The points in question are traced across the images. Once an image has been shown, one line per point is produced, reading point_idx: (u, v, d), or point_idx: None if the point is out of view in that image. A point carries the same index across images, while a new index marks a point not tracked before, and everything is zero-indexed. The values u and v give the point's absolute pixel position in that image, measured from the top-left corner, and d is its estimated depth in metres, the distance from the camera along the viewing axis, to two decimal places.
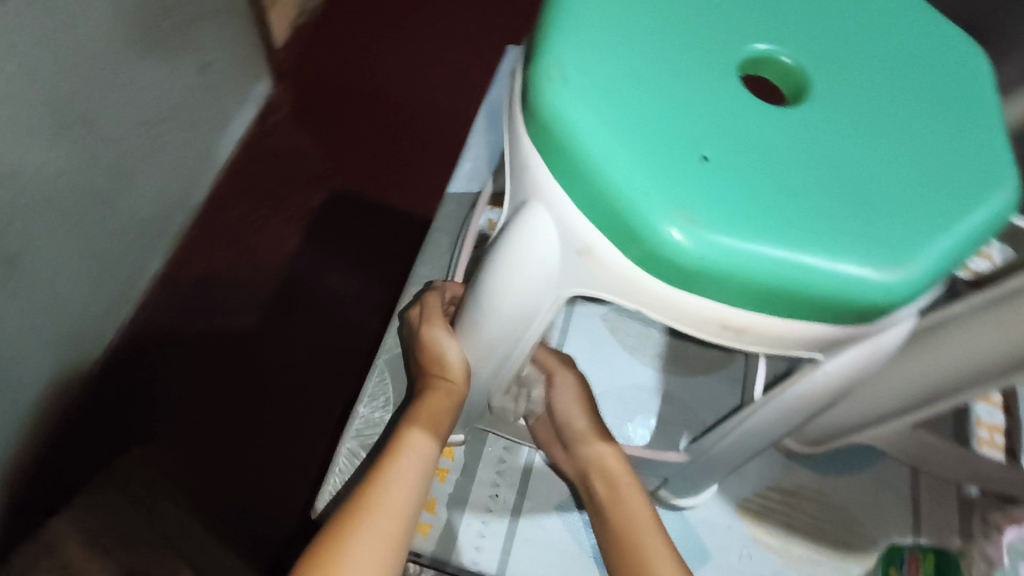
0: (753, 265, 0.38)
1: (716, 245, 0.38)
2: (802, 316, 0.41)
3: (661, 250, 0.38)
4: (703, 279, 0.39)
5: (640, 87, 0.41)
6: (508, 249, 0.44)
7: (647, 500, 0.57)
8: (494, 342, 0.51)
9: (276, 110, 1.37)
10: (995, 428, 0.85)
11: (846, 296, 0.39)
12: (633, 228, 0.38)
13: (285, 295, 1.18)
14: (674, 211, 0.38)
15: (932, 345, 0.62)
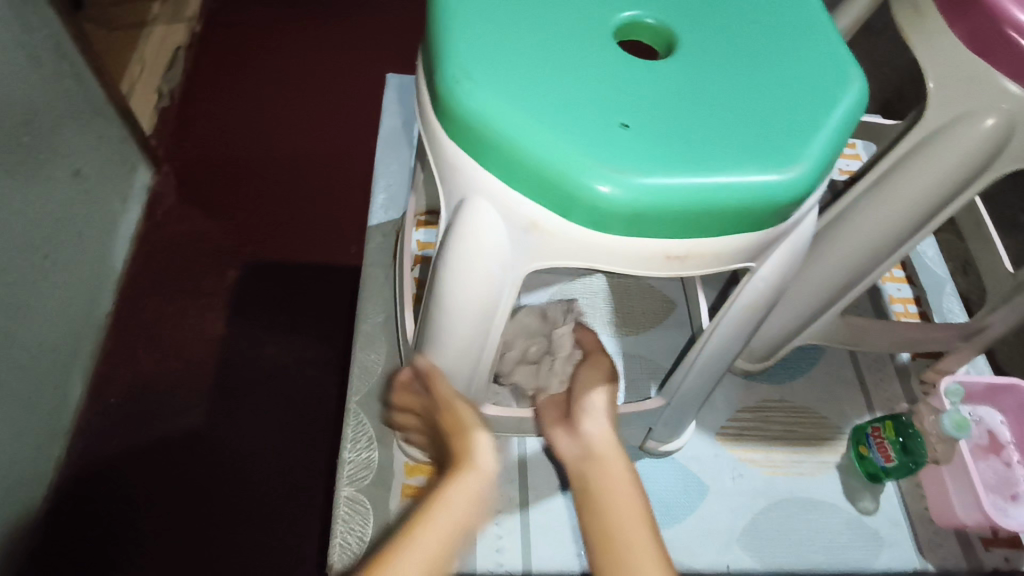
0: (680, 197, 0.41)
1: (647, 188, 0.41)
2: (734, 231, 0.44)
3: (597, 205, 0.41)
4: (640, 222, 0.42)
5: (533, 70, 0.44)
6: (460, 242, 0.46)
7: (638, 494, 0.48)
8: (465, 331, 0.53)
9: (162, 199, 1.41)
10: (907, 300, 1.01)
11: (768, 202, 0.42)
12: (569, 192, 0.41)
13: (224, 375, 1.20)
14: (599, 167, 0.40)
15: (834, 238, 0.71)
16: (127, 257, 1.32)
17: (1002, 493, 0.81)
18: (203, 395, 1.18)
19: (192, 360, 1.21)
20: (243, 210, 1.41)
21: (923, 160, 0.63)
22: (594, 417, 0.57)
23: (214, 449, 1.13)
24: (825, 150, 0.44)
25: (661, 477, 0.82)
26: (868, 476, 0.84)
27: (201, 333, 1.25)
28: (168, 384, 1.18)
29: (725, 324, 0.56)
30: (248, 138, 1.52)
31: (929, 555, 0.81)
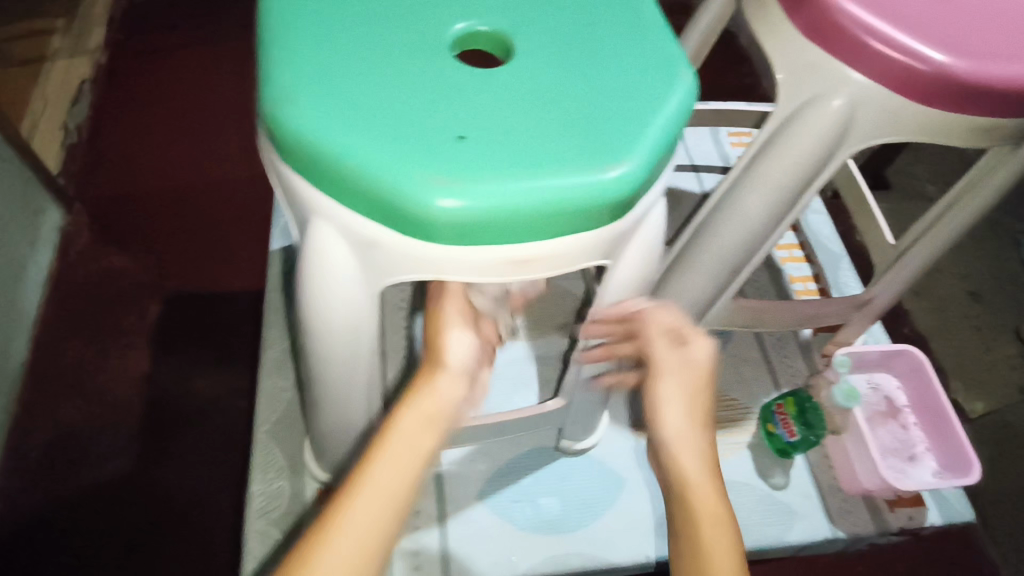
0: (508, 204, 0.42)
1: (474, 198, 0.41)
2: (572, 231, 0.44)
3: (426, 217, 0.41)
4: (473, 230, 0.42)
5: (364, 88, 0.44)
6: (310, 263, 0.46)
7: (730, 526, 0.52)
8: (337, 350, 0.53)
9: (75, 239, 1.26)
10: (806, 279, 1.06)
11: (594, 202, 0.43)
12: (398, 207, 0.41)
13: (154, 418, 1.09)
14: (424, 181, 0.41)
15: (716, 225, 0.72)
16: (40, 300, 1.19)
17: (900, 456, 0.85)
18: (132, 440, 1.06)
19: (118, 405, 1.09)
20: (167, 241, 1.28)
21: (782, 148, 0.64)
22: (675, 410, 0.57)
23: (142, 501, 1.01)
24: (654, 146, 0.44)
25: (580, 474, 0.83)
26: (778, 452, 0.86)
27: (128, 373, 1.13)
28: (94, 431, 1.07)
29: (601, 320, 0.57)
30: (170, 160, 1.39)
31: (839, 522, 0.84)
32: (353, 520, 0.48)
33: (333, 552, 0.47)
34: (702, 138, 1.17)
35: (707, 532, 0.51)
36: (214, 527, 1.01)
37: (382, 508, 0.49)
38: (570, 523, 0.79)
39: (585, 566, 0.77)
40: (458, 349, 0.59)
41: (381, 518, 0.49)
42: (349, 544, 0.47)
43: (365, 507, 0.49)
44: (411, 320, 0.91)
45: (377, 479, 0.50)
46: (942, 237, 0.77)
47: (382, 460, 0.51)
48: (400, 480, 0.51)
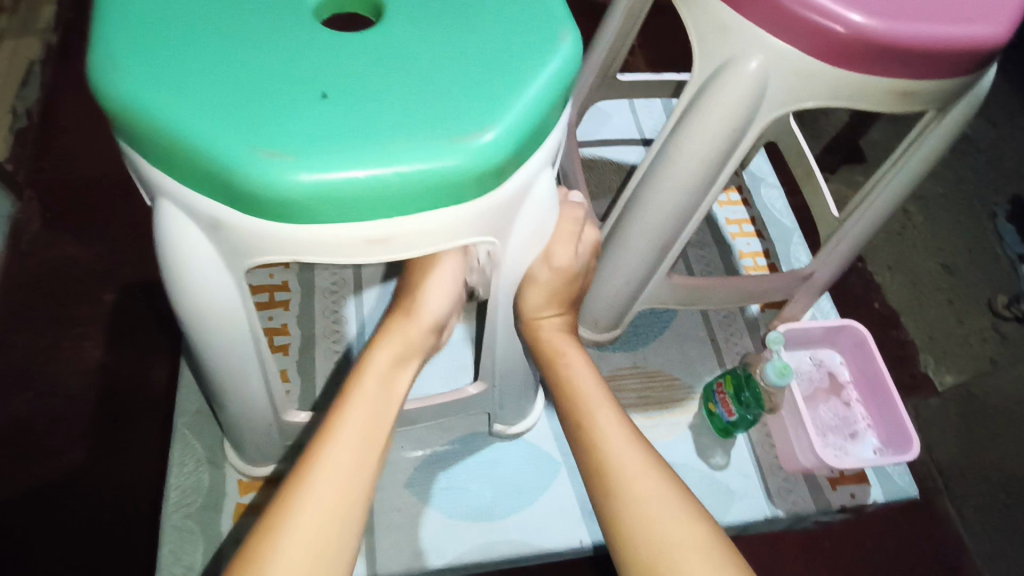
0: (350, 174, 0.38)
1: (313, 170, 0.38)
2: (432, 206, 0.41)
3: (261, 189, 0.38)
4: (316, 205, 0.39)
5: (206, 53, 0.41)
6: (163, 243, 0.43)
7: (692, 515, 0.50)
8: (208, 337, 0.50)
9: (25, 226, 1.19)
10: (756, 254, 1.03)
11: (450, 172, 0.40)
12: (231, 181, 0.38)
13: (107, 411, 1.04)
14: (256, 152, 0.38)
15: (642, 200, 0.69)
16: None
17: (841, 433, 0.83)
18: (84, 432, 1.01)
19: (76, 398, 1.04)
20: (122, 228, 1.20)
21: (699, 113, 0.61)
22: (591, 387, 0.58)
23: (91, 494, 0.97)
24: (522, 113, 0.41)
25: (513, 459, 0.80)
26: (720, 432, 0.85)
27: (78, 361, 1.07)
28: (43, 424, 1.02)
29: (502, 304, 0.54)
30: None
31: (779, 502, 0.82)
32: (322, 491, 0.47)
33: (299, 523, 0.45)
34: (654, 110, 1.13)
35: (654, 509, 0.49)
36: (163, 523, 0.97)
37: (351, 475, 0.49)
38: (501, 509, 0.77)
39: (515, 553, 0.75)
40: (436, 299, 0.62)
41: (352, 479, 0.49)
42: (316, 512, 0.46)
43: (331, 479, 0.48)
44: (342, 301, 0.88)
45: (341, 446, 0.50)
46: (879, 210, 0.74)
47: (349, 420, 0.51)
48: (372, 435, 0.51)
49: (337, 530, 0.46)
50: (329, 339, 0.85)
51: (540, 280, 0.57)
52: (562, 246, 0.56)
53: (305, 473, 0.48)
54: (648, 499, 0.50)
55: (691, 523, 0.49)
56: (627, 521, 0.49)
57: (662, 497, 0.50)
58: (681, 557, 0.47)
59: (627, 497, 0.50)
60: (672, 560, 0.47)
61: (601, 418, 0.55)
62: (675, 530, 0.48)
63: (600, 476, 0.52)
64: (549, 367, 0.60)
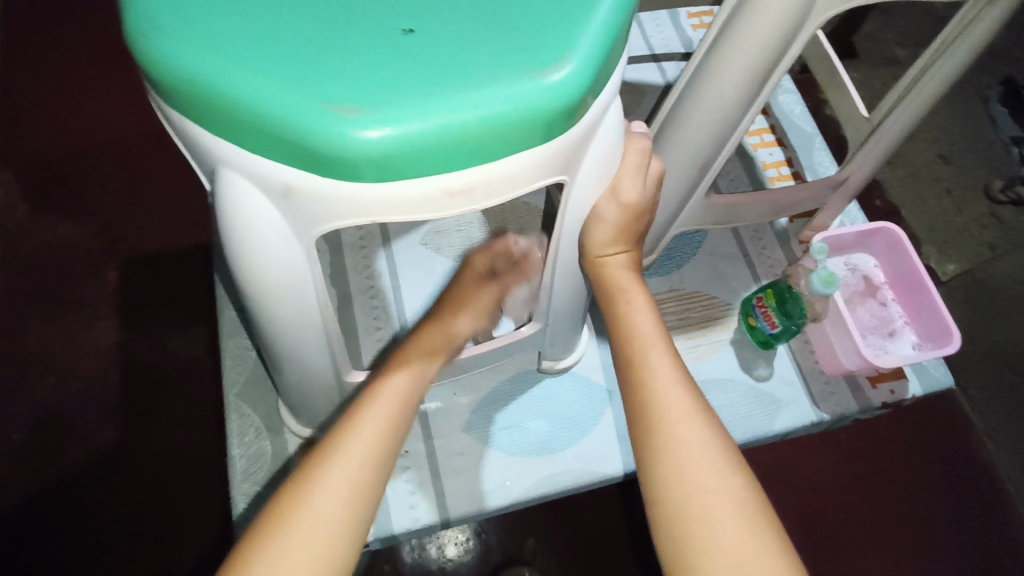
0: (432, 123, 0.36)
1: (394, 122, 0.36)
2: (513, 149, 0.39)
3: (342, 149, 0.36)
4: (399, 161, 0.37)
5: (254, 6, 0.38)
6: (227, 219, 0.42)
7: (730, 466, 0.50)
8: (280, 308, 0.48)
9: (14, 209, 1.14)
10: (779, 164, 1.02)
11: (533, 111, 0.38)
12: (307, 144, 0.36)
13: (136, 387, 1.03)
14: (333, 109, 0.35)
15: (684, 118, 0.66)
16: None
17: (880, 332, 0.85)
18: (121, 409, 1.01)
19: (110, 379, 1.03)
20: (116, 200, 1.15)
21: (742, 21, 0.58)
22: (649, 328, 0.57)
23: (138, 468, 0.98)
24: (598, 38, 0.39)
25: (566, 393, 0.81)
26: (761, 344, 0.86)
27: (98, 341, 1.06)
28: (80, 405, 1.01)
29: (568, 245, 0.52)
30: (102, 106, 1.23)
31: (823, 405, 0.85)
32: (334, 480, 0.47)
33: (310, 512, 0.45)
34: (661, 22, 1.08)
35: (692, 453, 0.50)
36: (214, 490, 0.98)
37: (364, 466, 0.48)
38: (559, 443, 0.79)
39: (578, 482, 0.77)
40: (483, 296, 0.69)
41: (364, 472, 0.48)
42: (326, 503, 0.46)
43: (344, 470, 0.47)
44: (373, 255, 0.86)
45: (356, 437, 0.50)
46: (920, 103, 0.73)
47: (370, 415, 0.51)
48: (392, 430, 0.52)
49: (350, 520, 0.46)
50: (367, 296, 0.84)
51: (608, 219, 0.50)
52: (631, 180, 0.50)
53: (321, 466, 0.48)
54: (689, 443, 0.50)
55: (728, 470, 0.50)
56: (671, 461, 0.50)
57: (704, 444, 0.50)
58: (714, 504, 0.48)
59: (667, 438, 0.51)
60: (705, 506, 0.48)
61: (653, 358, 0.55)
62: (710, 478, 0.49)
63: (647, 414, 0.53)
64: (608, 305, 0.60)
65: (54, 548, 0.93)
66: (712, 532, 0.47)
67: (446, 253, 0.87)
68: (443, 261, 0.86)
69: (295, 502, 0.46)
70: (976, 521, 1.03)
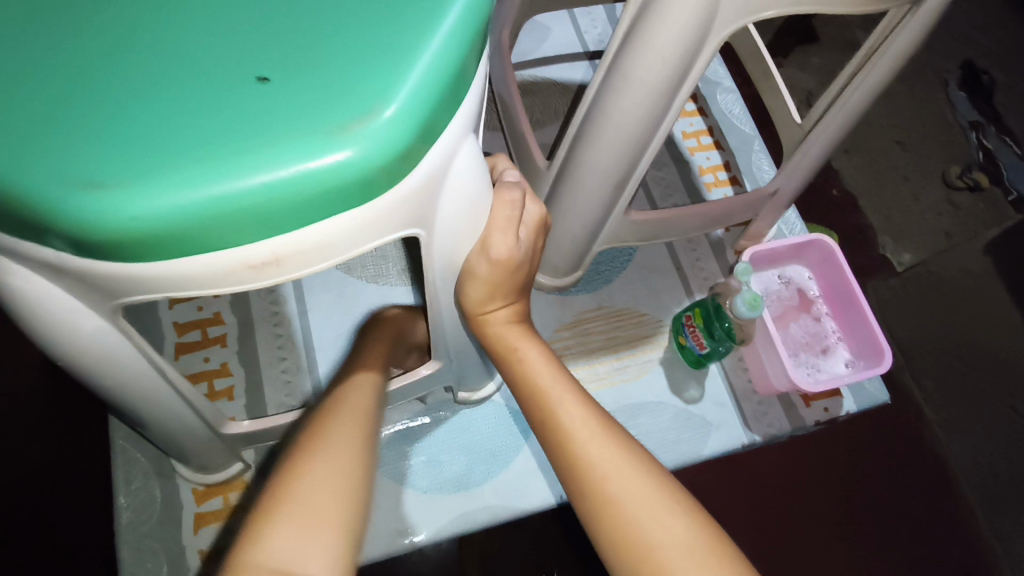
0: (220, 194, 0.31)
1: (172, 195, 0.30)
2: (329, 214, 0.34)
3: (113, 230, 0.30)
4: (185, 235, 0.32)
5: (23, 64, 0.32)
6: (8, 294, 0.36)
7: (676, 513, 0.47)
8: (110, 378, 0.43)
9: None
10: (717, 169, 0.97)
11: (343, 172, 0.32)
12: (69, 227, 0.30)
13: None
14: (102, 185, 0.30)
15: (589, 141, 0.62)
16: None
17: (813, 350, 0.81)
18: None
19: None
20: None
21: (642, 35, 0.53)
22: (548, 378, 0.53)
23: None
24: (429, 79, 0.33)
25: (483, 423, 0.77)
26: (692, 364, 0.82)
27: None
28: None
29: (440, 295, 0.48)
30: None
31: (755, 426, 0.81)
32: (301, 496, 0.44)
33: (300, 494, 0.45)
34: (596, 17, 1.02)
35: (634, 507, 0.47)
36: None
37: (335, 482, 0.46)
38: (476, 477, 0.74)
39: (494, 519, 0.72)
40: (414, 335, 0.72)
41: (340, 486, 0.46)
42: (324, 483, 0.46)
43: (314, 485, 0.45)
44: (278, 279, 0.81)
45: (339, 427, 0.51)
46: (849, 112, 0.69)
47: (346, 406, 0.53)
48: (365, 428, 0.52)
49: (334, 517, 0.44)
50: (271, 324, 0.78)
51: (480, 275, 0.46)
52: (503, 233, 0.45)
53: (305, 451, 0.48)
54: (630, 497, 0.47)
55: (671, 518, 0.46)
56: (615, 523, 0.47)
57: (644, 495, 0.47)
58: (665, 558, 0.45)
59: (607, 500, 0.47)
60: (657, 559, 0.45)
61: (565, 414, 0.51)
62: (658, 527, 0.46)
63: (578, 484, 0.49)
64: (506, 363, 0.55)
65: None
66: None
67: (358, 275, 0.81)
68: (354, 283, 0.81)
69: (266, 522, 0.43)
70: (940, 528, 0.96)
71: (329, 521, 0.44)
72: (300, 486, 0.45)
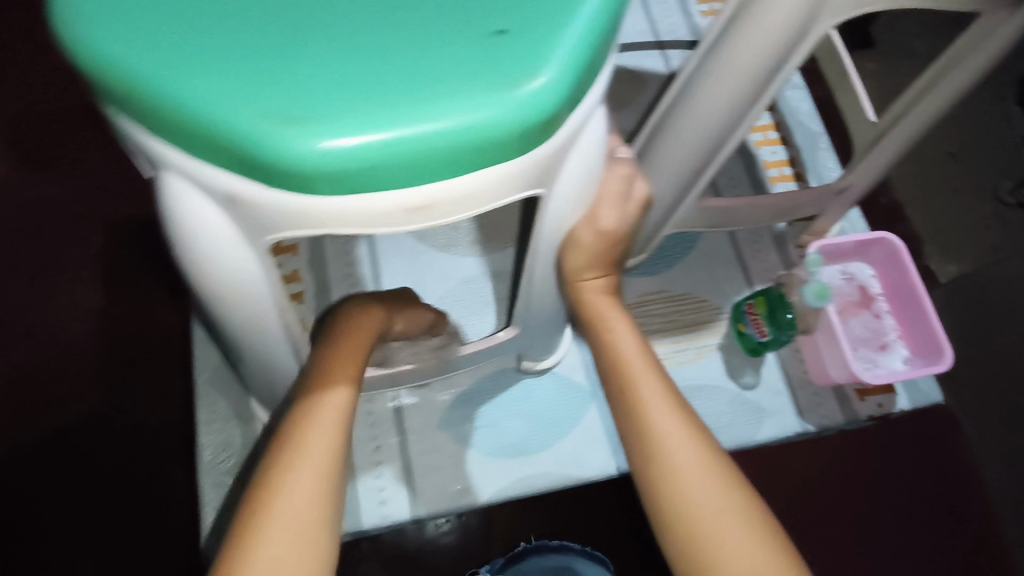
0: (402, 139, 0.34)
1: (359, 137, 0.33)
2: (482, 164, 0.37)
3: (305, 167, 0.33)
4: (362, 176, 0.35)
5: (227, 13, 0.34)
6: (173, 221, 0.39)
7: (731, 484, 0.48)
8: (251, 313, 0.47)
9: None
10: (782, 163, 0.98)
11: (508, 124, 0.35)
12: (268, 163, 0.33)
13: None
14: (299, 120, 0.33)
15: (678, 122, 0.63)
16: None
17: (871, 345, 0.83)
18: None
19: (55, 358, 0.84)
20: None
21: (745, 23, 0.54)
22: (632, 350, 0.55)
23: None
24: (588, 46, 0.36)
25: (544, 393, 0.79)
26: (749, 351, 0.84)
27: None
28: None
29: (541, 260, 0.51)
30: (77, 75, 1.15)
31: (808, 415, 0.84)
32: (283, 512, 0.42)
33: (287, 500, 0.43)
34: (668, 8, 1.03)
35: (691, 476, 0.48)
36: None
37: (312, 497, 0.43)
38: (535, 444, 0.77)
39: (552, 485, 0.75)
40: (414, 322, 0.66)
41: (318, 503, 0.43)
42: (296, 512, 0.42)
43: (290, 502, 0.43)
44: (355, 243, 0.84)
45: (311, 435, 0.46)
46: (929, 112, 0.70)
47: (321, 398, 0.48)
48: (339, 427, 0.47)
49: (317, 540, 0.42)
50: (346, 284, 0.81)
51: (584, 244, 0.49)
52: (611, 207, 0.49)
53: (282, 460, 0.44)
54: (690, 467, 0.49)
55: (727, 486, 0.48)
56: (674, 488, 0.48)
57: (701, 464, 0.49)
58: (717, 524, 0.46)
59: (670, 467, 0.49)
60: (711, 527, 0.46)
61: (639, 381, 0.53)
62: (713, 494, 0.47)
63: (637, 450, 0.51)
64: (592, 330, 0.57)
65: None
66: (719, 552, 0.46)
67: (430, 244, 0.84)
68: (426, 251, 0.84)
69: (249, 542, 0.41)
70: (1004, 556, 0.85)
71: (307, 545, 0.42)
72: (269, 525, 0.42)
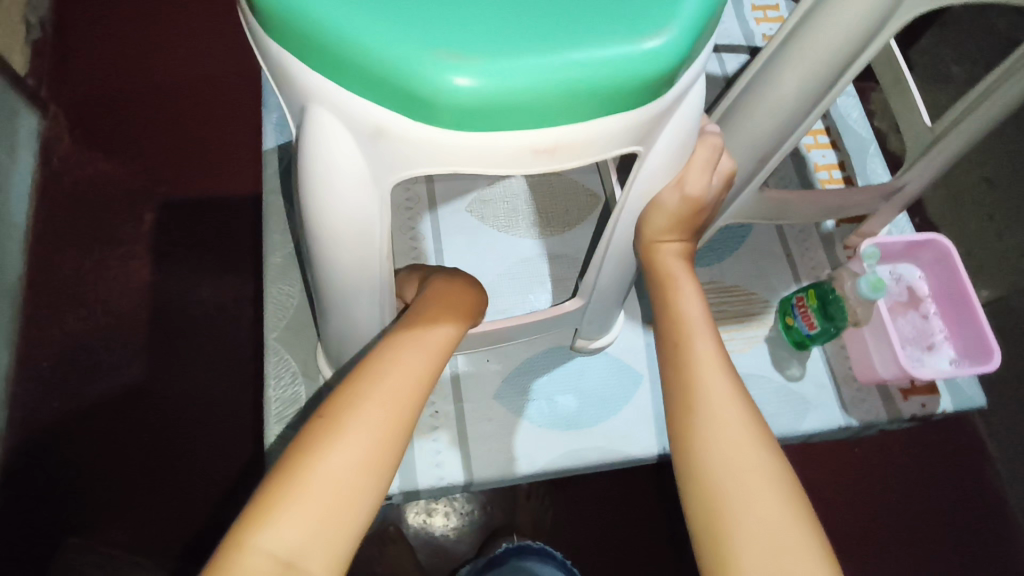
0: (545, 81, 0.38)
1: (509, 77, 0.37)
2: (606, 114, 0.41)
3: (459, 102, 0.38)
4: (503, 115, 0.39)
5: None
6: (311, 157, 0.43)
7: (770, 472, 0.47)
8: (357, 260, 0.50)
9: (59, 142, 1.12)
10: (831, 167, 1.00)
11: (636, 76, 0.39)
12: (425, 97, 0.38)
13: (162, 324, 1.01)
14: (459, 59, 0.37)
15: (749, 104, 0.66)
16: (31, 210, 1.08)
17: (918, 345, 0.85)
18: (146, 345, 1.00)
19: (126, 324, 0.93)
20: (160, 143, 1.14)
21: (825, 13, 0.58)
22: (696, 314, 0.56)
23: (162, 402, 0.97)
24: (705, 13, 0.40)
25: (596, 371, 0.82)
26: (795, 344, 0.86)
27: (130, 280, 1.04)
28: (107, 336, 1.00)
29: (625, 221, 0.55)
30: (152, 53, 1.21)
31: (852, 411, 0.84)
32: (327, 474, 0.42)
33: (331, 469, 0.43)
34: (725, 12, 1.06)
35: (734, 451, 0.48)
36: (246, 427, 0.96)
37: (359, 466, 0.43)
38: (587, 419, 0.79)
39: (601, 460, 0.77)
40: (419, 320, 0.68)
41: (363, 477, 0.43)
42: (336, 478, 0.42)
43: (337, 465, 0.43)
44: (419, 218, 0.87)
45: (371, 406, 0.46)
46: (986, 119, 0.71)
47: (391, 374, 0.48)
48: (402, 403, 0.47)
49: (352, 506, 0.42)
50: (408, 257, 0.84)
51: (668, 207, 0.54)
52: (699, 174, 0.53)
53: (339, 420, 0.45)
54: (734, 444, 0.48)
55: (771, 474, 0.47)
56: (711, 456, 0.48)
57: (745, 444, 0.48)
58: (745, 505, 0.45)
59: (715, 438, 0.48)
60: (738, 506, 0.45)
61: (699, 347, 0.53)
62: (750, 476, 0.46)
63: (687, 448, 0.49)
64: (659, 294, 0.58)
65: (75, 481, 0.91)
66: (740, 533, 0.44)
67: (489, 223, 0.88)
68: (486, 230, 0.87)
69: (285, 489, 0.42)
70: None
71: (337, 513, 0.42)
72: (309, 483, 0.42)
